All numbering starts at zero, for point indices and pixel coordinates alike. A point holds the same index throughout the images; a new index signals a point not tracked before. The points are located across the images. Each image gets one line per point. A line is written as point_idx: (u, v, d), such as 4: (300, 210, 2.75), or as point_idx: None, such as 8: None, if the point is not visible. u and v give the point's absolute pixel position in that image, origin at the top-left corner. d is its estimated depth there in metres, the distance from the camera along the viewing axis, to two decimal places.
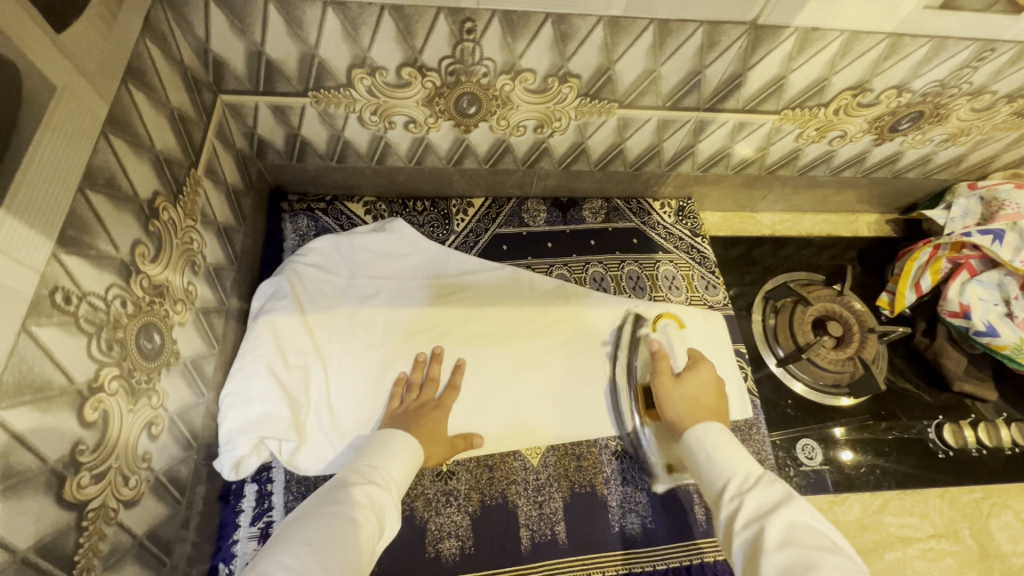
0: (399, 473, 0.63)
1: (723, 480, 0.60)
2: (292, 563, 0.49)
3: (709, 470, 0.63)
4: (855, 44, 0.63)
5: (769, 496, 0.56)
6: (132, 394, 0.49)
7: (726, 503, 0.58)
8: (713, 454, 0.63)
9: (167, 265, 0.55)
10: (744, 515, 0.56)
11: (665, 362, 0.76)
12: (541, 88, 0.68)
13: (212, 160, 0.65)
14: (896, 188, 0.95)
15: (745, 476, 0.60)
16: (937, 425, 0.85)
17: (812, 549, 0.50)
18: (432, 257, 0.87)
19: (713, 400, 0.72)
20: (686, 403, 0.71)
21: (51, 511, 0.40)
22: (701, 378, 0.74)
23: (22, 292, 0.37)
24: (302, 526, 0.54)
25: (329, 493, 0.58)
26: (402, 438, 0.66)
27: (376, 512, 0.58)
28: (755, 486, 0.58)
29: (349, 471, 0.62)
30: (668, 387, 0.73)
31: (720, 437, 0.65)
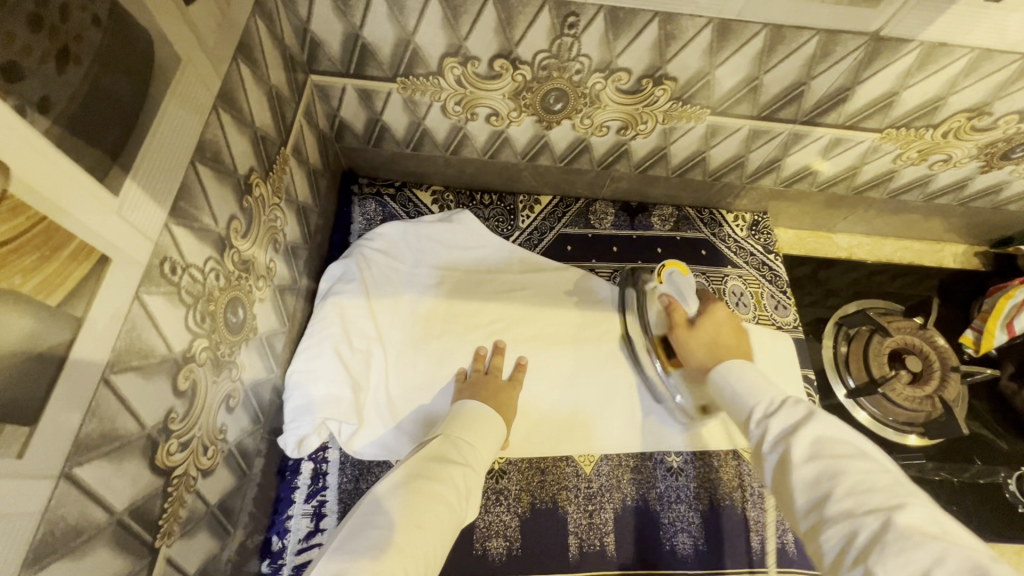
0: (481, 449, 0.62)
1: (751, 405, 0.55)
2: (402, 543, 0.48)
3: (739, 400, 0.58)
4: (984, 63, 0.58)
5: (795, 413, 0.51)
6: (217, 366, 0.50)
7: (755, 427, 0.53)
8: (739, 383, 0.59)
9: (254, 241, 0.55)
10: (768, 438, 0.51)
11: (677, 309, 0.73)
12: (633, 89, 0.65)
13: (299, 140, 0.66)
14: (993, 219, 0.88)
15: (779, 398, 0.54)
16: (1020, 476, 0.79)
17: (841, 458, 0.46)
18: (498, 252, 0.86)
19: (732, 338, 0.69)
20: (704, 345, 0.69)
21: (145, 476, 0.40)
22: (717, 323, 0.70)
23: (138, 260, 0.37)
24: (405, 500, 0.52)
25: (428, 467, 0.57)
26: (495, 422, 0.65)
27: (468, 496, 0.57)
28: (785, 404, 0.53)
29: (444, 444, 0.61)
30: (684, 338, 0.71)
31: (746, 370, 0.59)
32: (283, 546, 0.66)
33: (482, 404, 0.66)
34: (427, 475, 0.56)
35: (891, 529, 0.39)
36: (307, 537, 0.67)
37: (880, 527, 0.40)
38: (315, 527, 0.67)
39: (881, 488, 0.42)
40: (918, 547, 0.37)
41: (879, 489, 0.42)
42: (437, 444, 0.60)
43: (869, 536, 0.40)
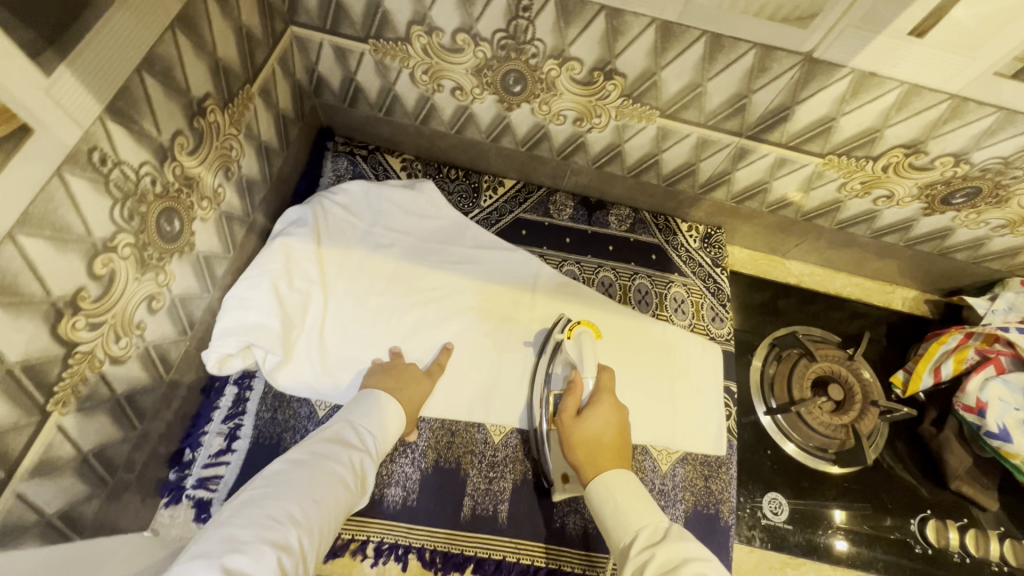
0: (384, 438, 0.66)
1: (628, 537, 0.57)
2: (297, 517, 0.51)
3: (618, 521, 0.59)
4: (914, 98, 0.61)
5: (675, 549, 0.53)
6: (142, 265, 0.54)
7: (632, 561, 0.54)
8: (620, 506, 0.60)
9: (202, 162, 0.60)
10: (651, 569, 0.52)
11: (576, 390, 0.71)
12: (586, 80, 0.69)
13: (269, 83, 0.71)
14: (941, 266, 0.90)
15: (660, 530, 0.56)
16: (921, 519, 0.80)
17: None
18: (453, 225, 0.89)
19: (614, 440, 0.67)
20: (583, 441, 0.67)
21: (43, 338, 0.45)
22: (602, 421, 0.68)
23: (64, 140, 0.42)
24: (305, 478, 0.55)
25: (332, 449, 0.60)
26: (395, 412, 0.68)
27: (362, 480, 0.61)
28: (666, 539, 0.55)
29: (346, 429, 0.63)
30: (566, 423, 0.69)
31: (627, 487, 0.61)
32: (193, 458, 0.71)
33: (382, 395, 0.69)
34: (328, 458, 0.59)
35: None
36: (217, 454, 0.71)
37: None
38: (227, 446, 0.72)
39: None
40: None
41: None
42: (341, 429, 0.63)
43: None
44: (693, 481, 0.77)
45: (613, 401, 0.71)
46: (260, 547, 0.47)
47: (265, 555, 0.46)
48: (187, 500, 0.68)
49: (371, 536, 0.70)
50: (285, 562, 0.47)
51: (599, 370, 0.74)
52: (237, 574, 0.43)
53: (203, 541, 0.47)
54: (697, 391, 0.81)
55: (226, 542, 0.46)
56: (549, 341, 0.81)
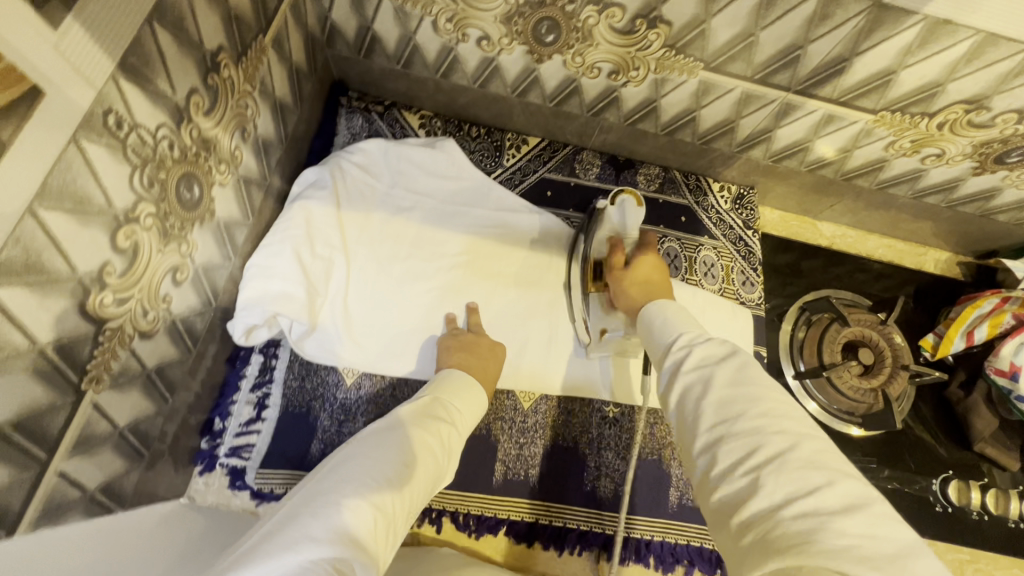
0: (466, 415, 0.63)
1: (674, 337, 0.53)
2: (388, 477, 0.48)
3: (661, 333, 0.55)
4: (988, 49, 0.56)
5: (717, 350, 0.48)
6: (164, 236, 0.51)
7: (671, 358, 0.50)
8: (667, 318, 0.56)
9: (218, 123, 0.56)
10: (687, 363, 0.48)
11: (619, 250, 0.71)
12: (627, 28, 0.63)
13: (282, 33, 0.65)
14: (981, 229, 0.87)
15: (694, 333, 0.52)
16: (944, 479, 0.81)
17: (755, 390, 0.44)
18: (476, 187, 0.85)
19: (662, 280, 0.67)
20: (637, 287, 0.67)
21: (72, 317, 0.42)
22: (649, 267, 0.68)
23: (77, 105, 0.38)
24: (396, 442, 0.52)
25: (420, 418, 0.57)
26: (478, 390, 0.66)
27: (448, 456, 0.57)
28: (728, 352, 0.48)
29: (433, 402, 0.61)
30: (617, 278, 0.69)
31: (675, 308, 0.57)
32: (223, 428, 0.70)
33: (464, 371, 0.67)
34: (418, 426, 0.56)
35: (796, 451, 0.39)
36: (247, 422, 0.71)
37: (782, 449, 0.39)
38: (256, 416, 0.71)
39: (789, 424, 0.41)
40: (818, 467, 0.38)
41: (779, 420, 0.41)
42: (428, 401, 0.61)
43: (764, 457, 0.39)
44: None
45: (658, 255, 0.71)
46: (352, 503, 0.44)
47: (357, 512, 0.43)
48: (221, 468, 0.69)
49: None
50: (375, 524, 0.44)
51: (643, 233, 0.73)
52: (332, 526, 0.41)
53: (301, 496, 0.46)
54: None
55: (324, 495, 0.44)
56: (590, 216, 0.79)
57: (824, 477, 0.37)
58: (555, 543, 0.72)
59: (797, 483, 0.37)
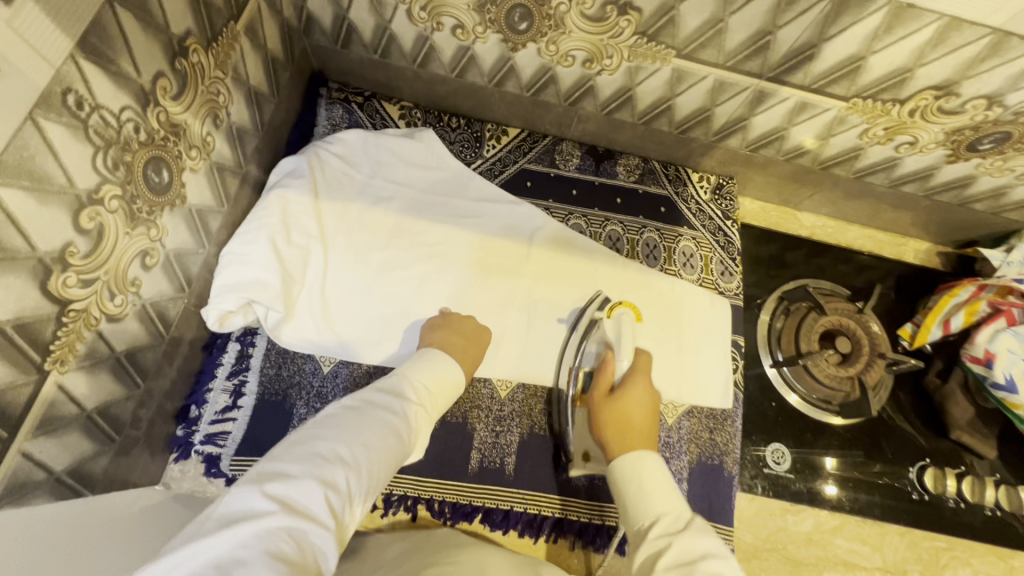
0: (438, 391, 0.62)
1: (651, 520, 0.53)
2: (345, 456, 0.48)
3: (639, 503, 0.55)
4: (953, 34, 0.56)
5: (697, 544, 0.49)
6: (131, 219, 0.51)
7: (645, 547, 0.51)
8: (646, 487, 0.56)
9: (188, 108, 0.56)
10: (665, 559, 0.48)
11: (607, 369, 0.70)
12: (598, 16, 0.64)
13: (255, 21, 0.65)
14: (959, 218, 0.87)
15: (679, 517, 0.53)
16: (920, 467, 0.82)
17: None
18: (455, 177, 0.85)
19: (645, 422, 0.65)
20: (614, 424, 0.65)
21: (33, 296, 0.43)
22: (636, 401, 0.67)
23: (34, 81, 0.38)
24: (357, 421, 0.52)
25: (384, 397, 0.57)
26: (454, 369, 0.66)
27: (416, 431, 0.57)
28: (688, 529, 0.51)
29: (402, 380, 0.60)
30: (600, 404, 0.68)
31: (660, 473, 0.58)
32: (199, 415, 0.70)
33: (442, 353, 0.66)
34: (382, 405, 0.56)
35: None
36: (223, 410, 0.71)
37: None
38: (233, 403, 0.71)
39: None
40: None
41: None
42: (399, 379, 0.60)
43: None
44: (697, 433, 0.78)
45: (647, 384, 0.69)
46: (304, 482, 0.45)
47: (309, 492, 0.44)
48: (196, 456, 0.69)
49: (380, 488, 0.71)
50: (330, 500, 0.45)
51: (635, 356, 0.72)
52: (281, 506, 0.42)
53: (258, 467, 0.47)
54: (704, 347, 0.80)
55: (277, 472, 0.45)
56: (582, 318, 0.78)
57: None
58: (530, 530, 0.73)
59: None
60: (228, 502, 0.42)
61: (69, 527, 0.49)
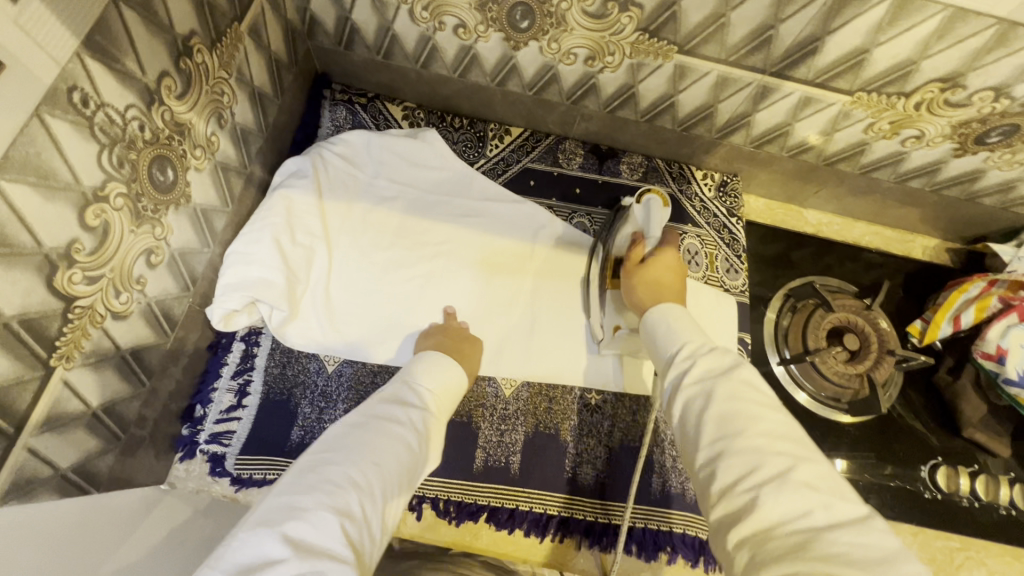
0: (442, 400, 0.61)
1: (676, 347, 0.55)
2: (358, 480, 0.47)
3: (664, 338, 0.57)
4: (957, 25, 0.56)
5: (718, 360, 0.50)
6: (136, 217, 0.52)
7: (673, 370, 0.52)
8: (671, 327, 0.58)
9: (192, 107, 0.56)
10: (692, 374, 0.50)
11: (638, 245, 0.72)
12: (599, 12, 0.64)
13: (259, 22, 0.66)
14: (968, 213, 0.86)
15: (698, 343, 0.54)
16: (932, 466, 0.81)
17: (753, 404, 0.46)
18: (458, 176, 0.85)
19: (675, 283, 0.67)
20: (647, 284, 0.67)
21: (39, 292, 0.43)
22: (665, 263, 0.69)
23: (40, 80, 0.38)
24: (364, 439, 0.51)
25: (388, 410, 0.55)
26: (456, 374, 0.65)
27: (426, 439, 0.56)
28: (715, 349, 0.52)
29: (404, 391, 0.59)
30: (631, 272, 0.70)
31: (679, 317, 0.59)
32: (204, 414, 0.71)
33: (443, 355, 0.67)
34: (388, 417, 0.54)
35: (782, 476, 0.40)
36: (228, 409, 0.71)
37: (779, 471, 0.41)
38: (237, 403, 0.71)
39: (788, 445, 0.43)
40: (809, 493, 0.39)
41: (779, 439, 0.44)
42: (402, 391, 0.59)
43: (768, 474, 0.41)
44: None
45: (678, 255, 0.71)
46: (320, 514, 0.43)
47: (326, 523, 0.42)
48: (202, 455, 0.69)
49: None
50: (348, 530, 0.43)
51: (666, 232, 0.74)
52: (299, 544, 0.40)
53: (265, 506, 0.44)
54: None
55: (288, 509, 0.43)
56: (616, 213, 0.80)
57: (816, 504, 0.39)
58: (536, 530, 0.72)
59: (790, 508, 0.39)
60: (239, 549, 0.40)
61: (76, 522, 0.50)
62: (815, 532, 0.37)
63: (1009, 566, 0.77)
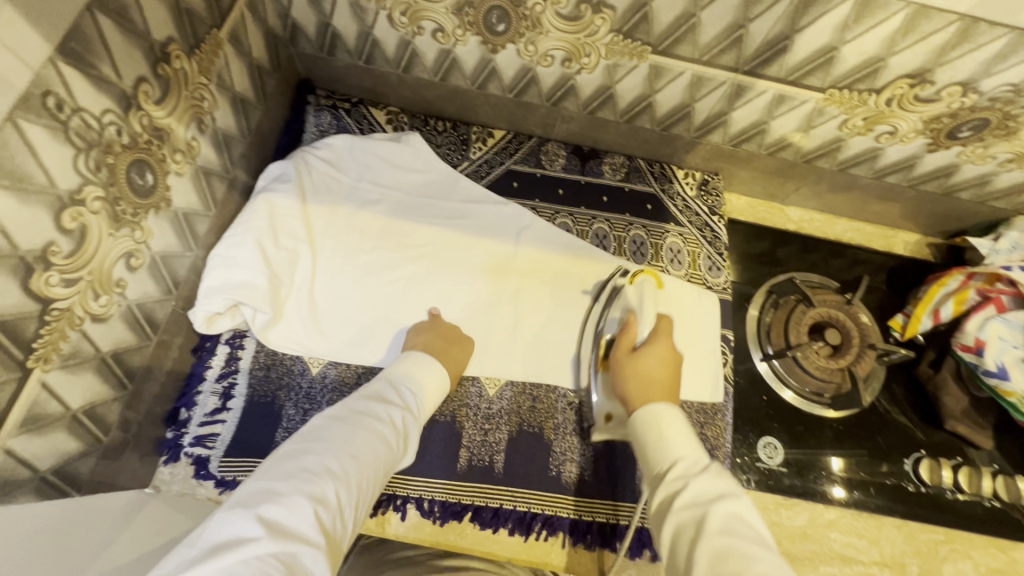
0: (424, 397, 0.64)
1: (667, 464, 0.54)
2: (334, 469, 0.50)
3: (658, 446, 0.57)
4: (921, 21, 0.57)
5: (712, 486, 0.50)
6: (115, 221, 0.52)
7: (664, 490, 0.52)
8: (664, 433, 0.57)
9: (171, 112, 0.57)
10: (683, 499, 0.50)
11: (631, 330, 0.72)
12: (573, 15, 0.65)
13: (238, 29, 0.67)
14: (946, 208, 0.87)
15: (691, 464, 0.53)
16: (915, 459, 0.81)
17: (748, 543, 0.46)
18: (442, 178, 0.86)
19: (667, 378, 0.67)
20: (639, 375, 0.67)
21: (14, 294, 0.43)
22: (657, 360, 0.68)
23: (13, 83, 0.39)
24: (344, 433, 0.54)
25: (368, 406, 0.58)
26: (438, 374, 0.67)
27: (404, 437, 0.59)
28: (707, 471, 0.52)
29: (386, 387, 0.62)
30: (623, 360, 0.69)
31: (674, 420, 0.58)
32: (189, 417, 0.71)
33: (428, 357, 0.68)
34: (367, 413, 0.57)
35: None
36: (212, 412, 0.71)
37: None
38: (222, 406, 0.72)
39: None
40: None
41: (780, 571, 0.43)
42: (384, 387, 0.62)
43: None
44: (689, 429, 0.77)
45: (669, 345, 0.71)
46: (295, 500, 0.45)
47: (300, 508, 0.45)
48: (186, 458, 0.69)
49: None
50: (321, 516, 0.46)
51: (658, 319, 0.73)
52: (273, 525, 0.43)
53: (246, 489, 0.47)
54: (694, 341, 0.80)
55: (265, 492, 0.46)
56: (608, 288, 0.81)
57: None
58: (520, 529, 0.72)
59: None
60: (216, 529, 0.43)
61: (60, 525, 0.50)
62: None
63: (993, 557, 0.77)
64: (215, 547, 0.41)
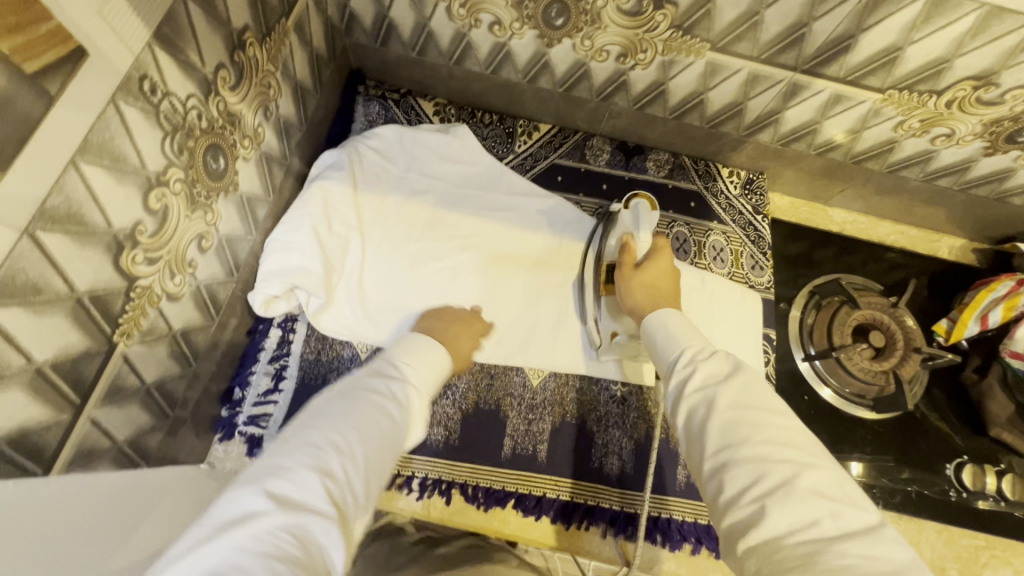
0: (431, 373, 0.60)
1: (676, 355, 0.54)
2: (342, 443, 0.45)
3: (665, 345, 0.57)
4: (993, 23, 0.57)
5: (720, 366, 0.51)
6: (191, 203, 0.54)
7: (676, 377, 0.52)
8: (669, 332, 0.58)
9: (243, 98, 0.59)
10: (693, 382, 0.50)
11: (631, 249, 0.72)
12: (634, 10, 0.65)
13: (303, 19, 0.68)
14: (997, 213, 0.86)
15: (702, 351, 0.53)
16: (958, 465, 0.81)
17: (755, 410, 0.47)
18: (489, 170, 0.87)
19: (670, 289, 0.68)
20: (643, 288, 0.68)
21: (106, 270, 0.45)
22: (661, 273, 0.69)
23: (117, 67, 0.41)
24: (349, 405, 0.49)
25: (374, 379, 0.54)
26: (438, 352, 0.63)
27: (413, 410, 0.55)
28: (715, 353, 0.52)
29: (392, 362, 0.58)
30: (628, 276, 0.69)
31: (679, 322, 0.59)
32: (243, 397, 0.73)
33: (425, 338, 0.64)
34: (374, 386, 0.53)
35: (791, 481, 0.41)
36: (266, 392, 0.73)
37: (787, 476, 0.41)
38: (275, 386, 0.74)
39: (794, 453, 0.43)
40: (816, 500, 0.40)
41: (789, 445, 0.44)
42: (390, 362, 0.58)
43: (773, 481, 0.41)
44: None
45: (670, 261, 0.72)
46: (303, 473, 0.41)
47: (309, 482, 0.41)
48: (240, 437, 0.71)
49: (415, 472, 0.73)
50: (331, 489, 0.41)
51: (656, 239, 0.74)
52: (281, 501, 0.39)
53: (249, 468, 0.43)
54: (737, 339, 0.80)
55: (269, 468, 0.42)
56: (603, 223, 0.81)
57: (825, 508, 0.39)
58: (562, 518, 0.73)
59: (798, 514, 0.39)
60: (221, 506, 0.38)
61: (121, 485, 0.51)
62: (826, 542, 0.37)
63: None
64: (219, 526, 0.36)
